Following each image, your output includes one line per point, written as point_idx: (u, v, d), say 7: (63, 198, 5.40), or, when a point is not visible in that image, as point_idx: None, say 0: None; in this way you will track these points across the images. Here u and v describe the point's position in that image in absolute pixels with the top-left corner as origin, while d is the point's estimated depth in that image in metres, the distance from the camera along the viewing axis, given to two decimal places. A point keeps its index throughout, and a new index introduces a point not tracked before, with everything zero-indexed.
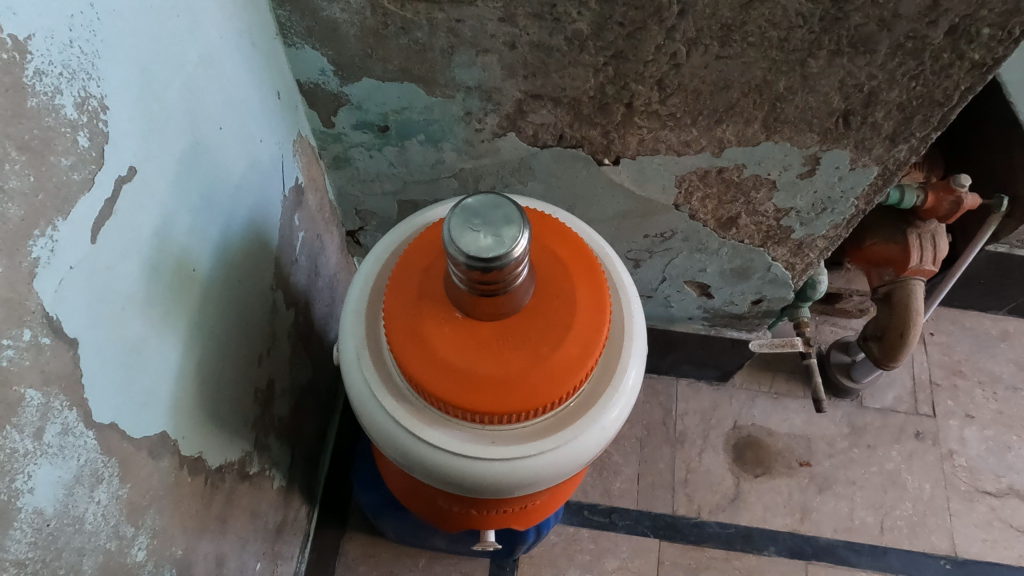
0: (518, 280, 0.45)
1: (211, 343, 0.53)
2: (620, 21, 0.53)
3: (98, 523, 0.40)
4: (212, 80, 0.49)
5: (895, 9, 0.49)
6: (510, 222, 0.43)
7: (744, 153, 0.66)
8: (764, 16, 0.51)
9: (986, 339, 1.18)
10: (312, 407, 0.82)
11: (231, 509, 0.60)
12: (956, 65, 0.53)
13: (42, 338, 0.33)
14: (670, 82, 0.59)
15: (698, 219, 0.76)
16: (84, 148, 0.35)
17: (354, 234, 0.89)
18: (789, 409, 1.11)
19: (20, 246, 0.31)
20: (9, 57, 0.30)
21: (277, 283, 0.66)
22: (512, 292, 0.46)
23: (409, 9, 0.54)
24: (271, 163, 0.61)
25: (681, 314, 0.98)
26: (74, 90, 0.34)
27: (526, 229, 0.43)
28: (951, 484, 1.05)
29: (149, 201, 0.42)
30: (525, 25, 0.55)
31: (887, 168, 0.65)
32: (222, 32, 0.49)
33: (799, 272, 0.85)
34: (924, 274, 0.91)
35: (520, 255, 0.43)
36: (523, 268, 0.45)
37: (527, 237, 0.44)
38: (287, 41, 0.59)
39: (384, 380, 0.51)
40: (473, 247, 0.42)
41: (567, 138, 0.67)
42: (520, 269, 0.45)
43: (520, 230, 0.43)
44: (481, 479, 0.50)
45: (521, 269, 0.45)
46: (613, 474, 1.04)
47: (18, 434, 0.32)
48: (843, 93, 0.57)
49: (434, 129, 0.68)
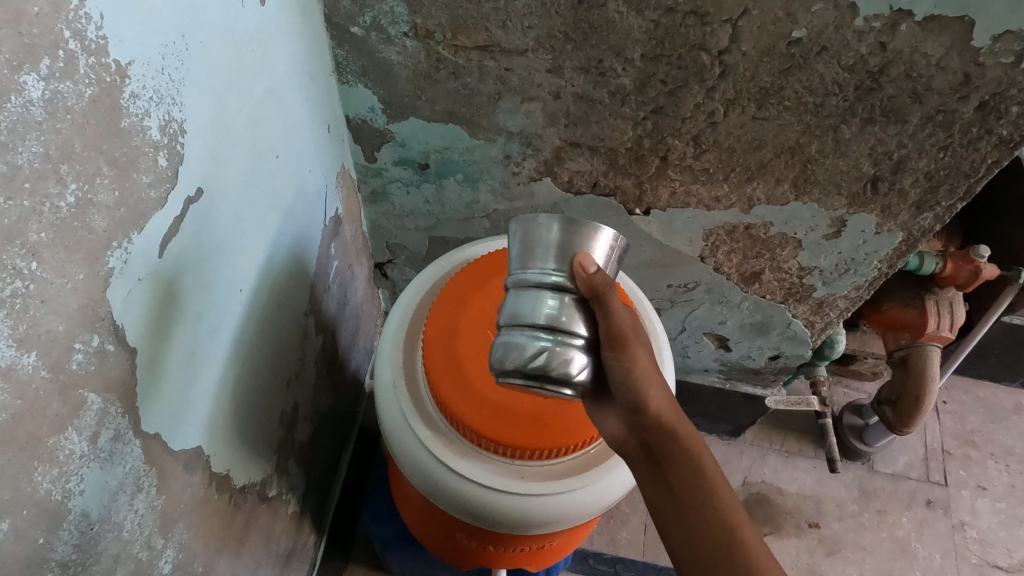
0: (588, 371, 0.41)
1: (249, 362, 0.54)
2: (663, 79, 0.56)
3: (135, 531, 0.40)
4: (274, 112, 0.51)
5: (928, 83, 0.51)
6: (501, 310, 0.43)
7: (773, 211, 0.68)
8: (802, 82, 0.53)
9: (999, 410, 1.19)
10: (331, 434, 0.83)
11: (250, 530, 0.60)
12: (985, 139, 0.55)
13: (107, 345, 0.35)
14: (705, 138, 0.61)
15: (722, 272, 0.78)
16: (162, 168, 0.37)
17: (382, 267, 0.91)
18: (800, 468, 1.10)
19: (100, 255, 0.33)
20: (112, 80, 0.32)
21: (311, 309, 0.68)
22: (606, 343, 0.43)
23: (461, 55, 0.57)
24: (316, 193, 0.63)
25: (697, 365, 0.98)
26: (160, 114, 0.36)
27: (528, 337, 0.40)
28: (961, 556, 1.03)
29: (210, 220, 0.43)
30: (571, 77, 0.57)
31: (911, 234, 0.67)
32: (287, 65, 0.52)
33: (818, 330, 0.85)
34: (940, 340, 0.91)
35: (501, 377, 0.41)
36: (580, 328, 0.41)
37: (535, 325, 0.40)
38: (342, 78, 0.62)
39: (417, 409, 0.52)
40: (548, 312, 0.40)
41: (601, 186, 0.69)
42: (587, 339, 0.41)
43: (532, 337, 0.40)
44: (508, 514, 0.50)
45: (584, 358, 0.41)
46: (621, 523, 1.03)
47: (77, 436, 0.33)
48: (872, 159, 0.59)
49: (472, 170, 0.70)
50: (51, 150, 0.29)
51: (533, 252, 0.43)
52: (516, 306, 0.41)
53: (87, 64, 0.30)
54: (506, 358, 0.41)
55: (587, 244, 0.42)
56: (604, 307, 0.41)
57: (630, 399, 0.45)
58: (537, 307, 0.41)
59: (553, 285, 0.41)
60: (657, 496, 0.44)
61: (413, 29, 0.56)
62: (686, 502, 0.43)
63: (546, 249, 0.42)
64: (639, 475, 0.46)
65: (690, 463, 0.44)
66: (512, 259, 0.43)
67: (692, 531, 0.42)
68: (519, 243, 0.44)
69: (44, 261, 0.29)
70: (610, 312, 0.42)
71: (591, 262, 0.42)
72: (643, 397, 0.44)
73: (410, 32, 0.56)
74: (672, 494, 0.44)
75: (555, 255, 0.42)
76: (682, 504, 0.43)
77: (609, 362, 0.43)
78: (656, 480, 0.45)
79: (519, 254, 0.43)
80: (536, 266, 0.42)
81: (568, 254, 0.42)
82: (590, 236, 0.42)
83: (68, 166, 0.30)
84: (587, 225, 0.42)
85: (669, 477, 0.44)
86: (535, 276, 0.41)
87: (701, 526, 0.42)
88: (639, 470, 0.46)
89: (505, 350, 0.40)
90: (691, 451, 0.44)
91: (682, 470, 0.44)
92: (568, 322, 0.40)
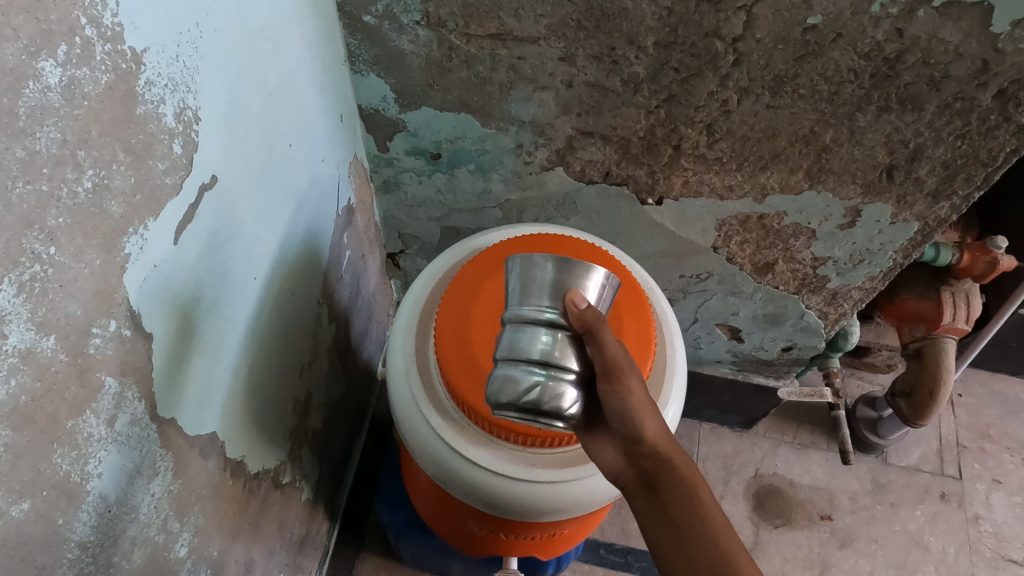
0: (579, 405, 0.42)
1: (264, 349, 0.55)
2: (676, 67, 0.55)
3: (151, 515, 0.41)
4: (287, 102, 0.51)
5: (946, 70, 0.51)
6: (497, 344, 0.43)
7: (787, 201, 0.67)
8: (817, 69, 0.53)
9: (1016, 404, 1.18)
10: (343, 423, 0.84)
11: (264, 516, 0.61)
12: (1003, 127, 0.54)
13: (124, 330, 0.35)
14: (719, 127, 0.60)
15: (735, 262, 0.77)
16: (177, 155, 0.37)
17: (394, 257, 0.91)
18: (812, 460, 1.10)
19: (117, 241, 0.33)
20: (128, 67, 0.32)
21: (323, 298, 0.68)
22: (601, 375, 0.42)
23: (473, 44, 0.57)
24: (329, 183, 0.63)
25: (709, 356, 0.98)
26: (175, 101, 0.36)
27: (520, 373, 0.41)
28: (976, 550, 1.02)
29: (224, 208, 0.44)
30: (584, 65, 0.57)
31: (927, 224, 0.66)
32: (300, 54, 0.52)
33: (832, 322, 0.85)
34: (956, 332, 0.90)
35: (496, 408, 0.42)
36: (573, 363, 0.41)
37: (526, 361, 0.41)
38: (354, 68, 0.63)
39: (429, 396, 0.53)
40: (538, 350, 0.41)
41: (613, 175, 0.69)
42: (579, 373, 0.42)
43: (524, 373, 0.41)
44: (519, 500, 0.50)
45: (575, 392, 0.41)
46: (632, 514, 1.04)
47: (95, 419, 0.34)
48: (888, 148, 0.59)
49: (484, 160, 0.70)
50: (68, 135, 0.29)
51: (530, 288, 0.43)
52: (511, 341, 0.42)
53: (103, 50, 0.30)
54: (501, 391, 0.41)
55: (580, 283, 0.43)
56: (599, 341, 0.42)
57: (626, 429, 0.43)
58: (531, 342, 0.41)
59: (547, 322, 0.41)
60: (654, 526, 0.43)
61: (426, 17, 0.56)
62: (686, 530, 0.41)
63: (542, 286, 0.43)
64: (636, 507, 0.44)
65: (688, 492, 0.43)
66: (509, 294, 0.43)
67: (691, 561, 0.40)
68: (516, 281, 0.44)
69: (62, 245, 0.29)
70: (604, 346, 0.42)
71: (583, 299, 0.42)
72: (639, 426, 0.43)
73: (422, 20, 0.56)
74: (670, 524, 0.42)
75: (549, 291, 0.42)
76: (681, 533, 0.41)
77: (604, 393, 0.43)
78: (653, 509, 0.43)
79: (517, 291, 0.44)
80: (531, 302, 0.43)
81: (562, 291, 0.43)
82: (584, 275, 0.43)
83: (85, 151, 0.30)
84: (579, 265, 0.43)
85: (667, 504, 0.43)
86: (531, 312, 0.42)
87: (700, 556, 0.40)
88: (634, 501, 0.44)
89: (501, 383, 0.41)
90: (689, 482, 0.43)
91: (680, 499, 0.42)
92: (561, 357, 0.41)
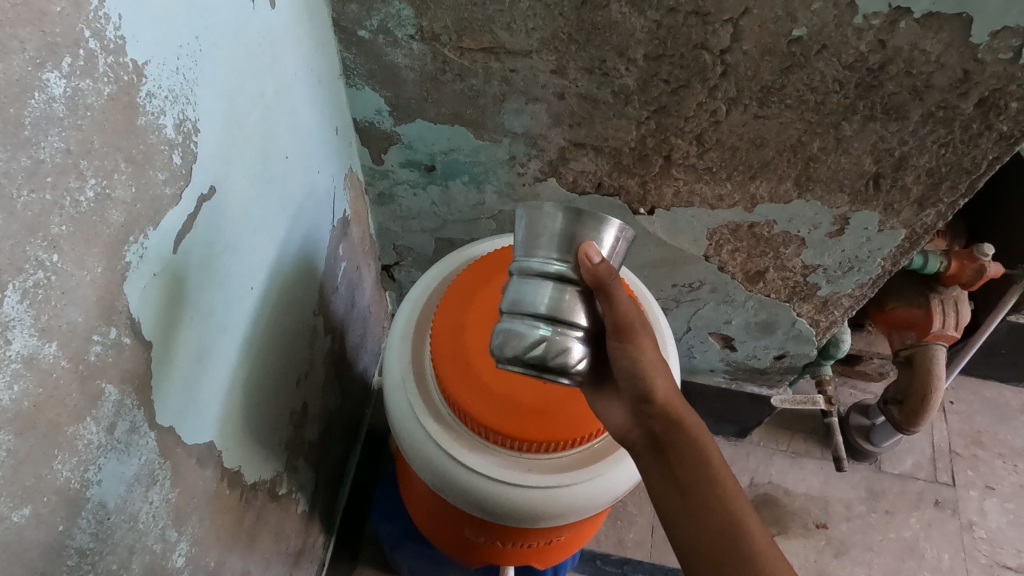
0: (586, 358, 0.42)
1: (260, 360, 0.55)
2: (665, 79, 0.57)
3: (150, 523, 0.41)
4: (284, 114, 0.52)
5: (928, 79, 0.52)
6: (504, 295, 0.44)
7: (776, 210, 0.68)
8: (803, 80, 0.54)
9: (1007, 410, 1.19)
10: (339, 435, 0.84)
11: (261, 527, 0.61)
12: (985, 135, 0.56)
13: (124, 338, 0.35)
14: (708, 137, 0.61)
15: (726, 271, 0.78)
16: (177, 165, 0.38)
17: (389, 269, 0.91)
18: (807, 468, 1.10)
19: (118, 250, 0.34)
20: (130, 79, 0.33)
21: (319, 309, 0.68)
22: (613, 331, 0.44)
23: (466, 58, 0.59)
24: (325, 194, 0.64)
25: (703, 365, 0.99)
26: (175, 113, 0.37)
27: (526, 327, 0.41)
28: (970, 556, 1.03)
29: (221, 218, 0.44)
30: (575, 78, 0.58)
31: (914, 231, 0.67)
32: (296, 68, 0.53)
33: (823, 329, 0.86)
34: (946, 339, 0.91)
35: (501, 362, 0.42)
36: (581, 318, 0.42)
37: (532, 316, 0.41)
38: (350, 82, 0.64)
39: (426, 403, 0.53)
40: (545, 303, 0.41)
41: (606, 186, 0.70)
42: (587, 329, 0.42)
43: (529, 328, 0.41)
44: (515, 507, 0.51)
45: (583, 346, 0.42)
46: (628, 524, 1.04)
47: (95, 426, 0.34)
48: (874, 156, 0.60)
49: (478, 171, 0.71)
50: (71, 146, 0.29)
51: (537, 240, 0.43)
52: (518, 293, 0.42)
53: (106, 62, 0.31)
54: (506, 345, 0.42)
55: (593, 234, 0.42)
56: (609, 297, 0.42)
57: (636, 388, 0.45)
58: (538, 296, 0.42)
59: (555, 275, 0.42)
60: (663, 487, 0.45)
61: (419, 32, 0.57)
62: (694, 495, 0.44)
63: (550, 238, 0.42)
64: (644, 464, 0.47)
65: (695, 455, 0.45)
66: (517, 245, 0.43)
67: (699, 524, 0.43)
68: (525, 230, 0.44)
69: (64, 254, 0.30)
70: (615, 302, 0.43)
71: (596, 251, 0.42)
72: (648, 387, 0.45)
73: (416, 34, 0.57)
74: (677, 485, 0.45)
75: (558, 244, 0.42)
76: (689, 497, 0.44)
77: (614, 350, 0.45)
78: (661, 470, 0.46)
79: (525, 239, 0.44)
80: (539, 254, 0.43)
81: (571, 243, 0.42)
82: (597, 226, 0.42)
83: (88, 161, 0.31)
84: (592, 215, 0.42)
85: (675, 467, 0.45)
86: (539, 265, 0.42)
87: (709, 520, 0.43)
88: (643, 460, 0.47)
89: (506, 337, 0.42)
90: (696, 443, 0.45)
91: (687, 462, 0.45)
92: (569, 312, 0.41)
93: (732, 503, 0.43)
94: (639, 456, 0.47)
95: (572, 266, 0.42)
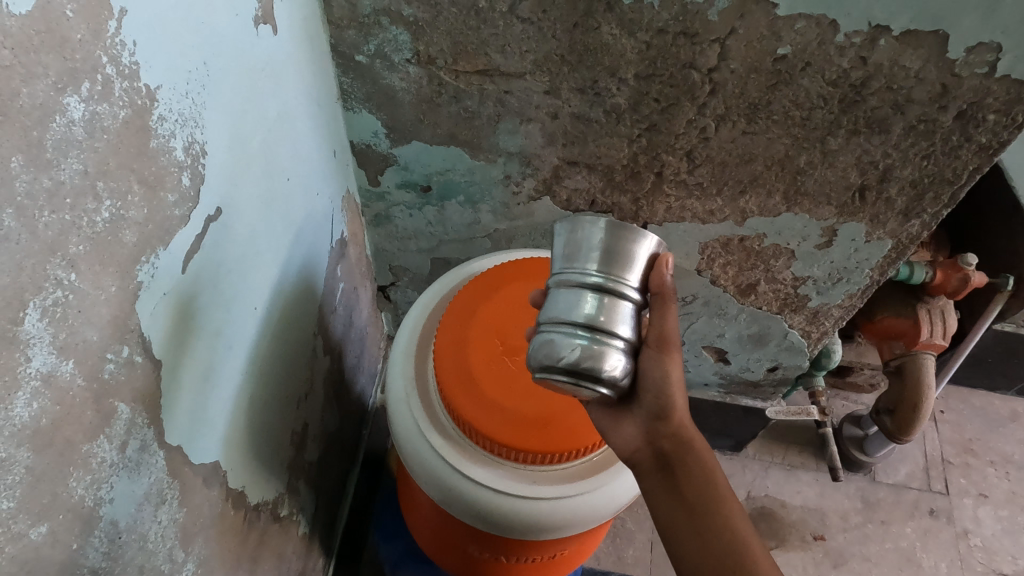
0: (626, 372, 0.42)
1: (262, 381, 0.55)
2: (656, 97, 0.58)
3: (158, 543, 0.41)
4: (286, 138, 0.53)
5: (908, 94, 0.54)
6: (542, 309, 0.44)
7: (765, 223, 0.70)
8: (789, 97, 0.56)
9: (996, 418, 1.20)
10: (337, 457, 0.84)
11: (263, 550, 0.61)
12: (965, 147, 0.57)
13: (135, 356, 0.36)
14: (698, 153, 0.63)
15: (719, 284, 0.80)
16: (185, 187, 0.39)
17: (384, 289, 0.92)
18: (803, 480, 1.11)
19: (131, 269, 0.34)
20: (143, 103, 0.34)
21: (318, 329, 0.69)
22: (654, 341, 0.45)
23: (462, 80, 0.60)
24: (324, 215, 0.65)
25: (697, 379, 1.00)
26: (184, 136, 0.38)
27: (564, 334, 0.41)
28: (967, 564, 1.03)
29: (228, 239, 0.45)
30: (568, 98, 0.60)
31: (901, 241, 0.69)
32: (297, 91, 0.54)
33: (815, 340, 0.87)
34: (934, 348, 0.93)
35: (541, 372, 0.42)
36: (622, 329, 0.42)
37: (572, 325, 0.42)
38: (347, 105, 0.65)
39: (431, 418, 0.54)
40: (585, 313, 0.42)
41: (599, 204, 0.71)
42: (627, 342, 0.42)
43: (568, 336, 0.41)
44: (521, 519, 0.51)
45: (623, 360, 0.42)
46: (627, 541, 1.04)
47: (107, 445, 0.35)
48: (859, 169, 0.62)
49: (474, 191, 0.72)
50: (89, 167, 0.30)
51: (575, 254, 0.44)
52: (558, 305, 0.43)
53: (121, 87, 0.32)
54: (545, 355, 0.42)
55: (636, 246, 0.44)
56: (663, 307, 0.45)
57: (656, 405, 0.46)
58: (576, 306, 0.42)
59: (593, 286, 0.42)
60: (669, 506, 0.46)
61: (416, 55, 0.58)
62: (702, 515, 0.45)
63: (589, 251, 0.44)
64: (651, 485, 0.47)
65: (704, 477, 0.46)
66: (556, 259, 0.45)
67: (705, 544, 0.44)
68: (564, 245, 0.45)
69: (81, 273, 0.31)
70: (665, 313, 0.45)
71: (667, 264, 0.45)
72: (668, 405, 0.46)
73: (413, 58, 0.59)
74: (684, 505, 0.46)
75: (596, 257, 0.43)
76: (697, 516, 0.45)
77: (646, 361, 0.45)
78: (668, 492, 0.46)
79: (566, 255, 0.45)
80: (579, 266, 0.44)
81: (610, 257, 0.43)
82: (634, 241, 0.44)
83: (104, 183, 0.31)
84: (629, 229, 0.44)
85: (683, 487, 0.46)
86: (576, 276, 0.43)
87: (716, 539, 0.44)
88: (649, 479, 0.47)
89: (546, 346, 0.42)
90: (705, 466, 0.46)
91: (697, 484, 0.46)
92: (607, 322, 0.41)
93: (737, 525, 0.45)
94: (643, 475, 0.48)
95: (612, 280, 0.42)
